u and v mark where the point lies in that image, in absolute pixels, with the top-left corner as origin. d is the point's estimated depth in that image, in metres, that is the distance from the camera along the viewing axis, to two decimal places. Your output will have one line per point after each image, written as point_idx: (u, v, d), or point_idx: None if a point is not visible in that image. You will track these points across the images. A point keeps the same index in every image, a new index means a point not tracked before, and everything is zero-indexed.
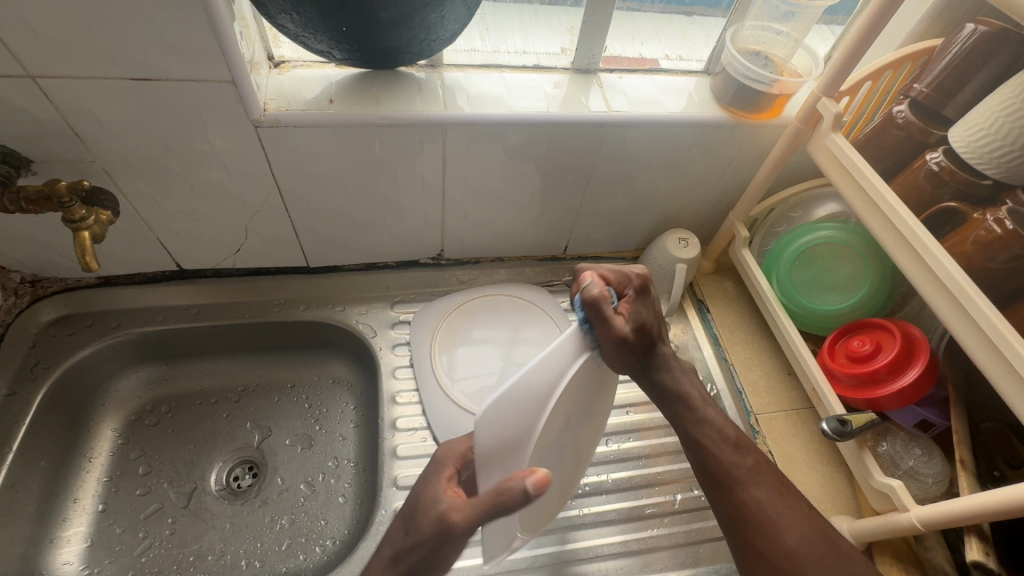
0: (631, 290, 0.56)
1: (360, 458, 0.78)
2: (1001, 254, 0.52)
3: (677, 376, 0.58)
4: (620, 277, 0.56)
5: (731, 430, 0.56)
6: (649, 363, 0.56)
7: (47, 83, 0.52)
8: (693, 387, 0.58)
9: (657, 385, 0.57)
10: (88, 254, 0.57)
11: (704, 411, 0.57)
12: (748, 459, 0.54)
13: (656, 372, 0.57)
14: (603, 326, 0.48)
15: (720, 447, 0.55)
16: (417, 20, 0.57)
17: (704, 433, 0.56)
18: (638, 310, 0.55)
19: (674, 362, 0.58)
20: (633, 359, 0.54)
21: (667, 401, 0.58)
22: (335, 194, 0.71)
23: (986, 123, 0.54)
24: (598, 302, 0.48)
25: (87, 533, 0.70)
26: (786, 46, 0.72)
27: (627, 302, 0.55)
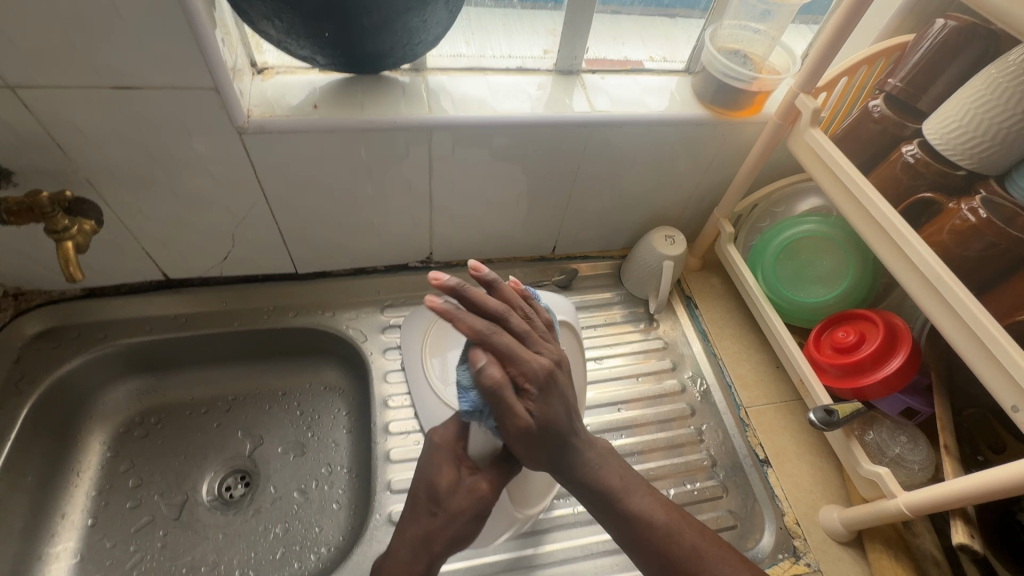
0: (535, 382, 0.49)
1: (353, 464, 0.78)
2: (977, 243, 0.53)
3: (597, 466, 0.54)
4: (529, 353, 0.50)
5: (662, 517, 0.53)
6: (565, 461, 0.53)
7: (27, 94, 0.52)
8: (612, 473, 0.55)
9: (580, 482, 0.54)
10: (72, 264, 0.56)
11: (636, 502, 0.54)
12: (681, 539, 0.52)
13: (568, 461, 0.53)
14: (509, 418, 0.48)
15: (660, 536, 0.52)
16: (400, 24, 0.58)
17: (637, 520, 0.53)
18: (545, 406, 0.50)
19: (589, 449, 0.54)
20: (543, 452, 0.52)
21: (597, 499, 0.54)
22: (322, 199, 0.71)
23: (958, 116, 0.56)
24: (497, 389, 0.47)
25: (76, 548, 0.69)
26: (764, 44, 0.73)
27: (529, 399, 0.49)
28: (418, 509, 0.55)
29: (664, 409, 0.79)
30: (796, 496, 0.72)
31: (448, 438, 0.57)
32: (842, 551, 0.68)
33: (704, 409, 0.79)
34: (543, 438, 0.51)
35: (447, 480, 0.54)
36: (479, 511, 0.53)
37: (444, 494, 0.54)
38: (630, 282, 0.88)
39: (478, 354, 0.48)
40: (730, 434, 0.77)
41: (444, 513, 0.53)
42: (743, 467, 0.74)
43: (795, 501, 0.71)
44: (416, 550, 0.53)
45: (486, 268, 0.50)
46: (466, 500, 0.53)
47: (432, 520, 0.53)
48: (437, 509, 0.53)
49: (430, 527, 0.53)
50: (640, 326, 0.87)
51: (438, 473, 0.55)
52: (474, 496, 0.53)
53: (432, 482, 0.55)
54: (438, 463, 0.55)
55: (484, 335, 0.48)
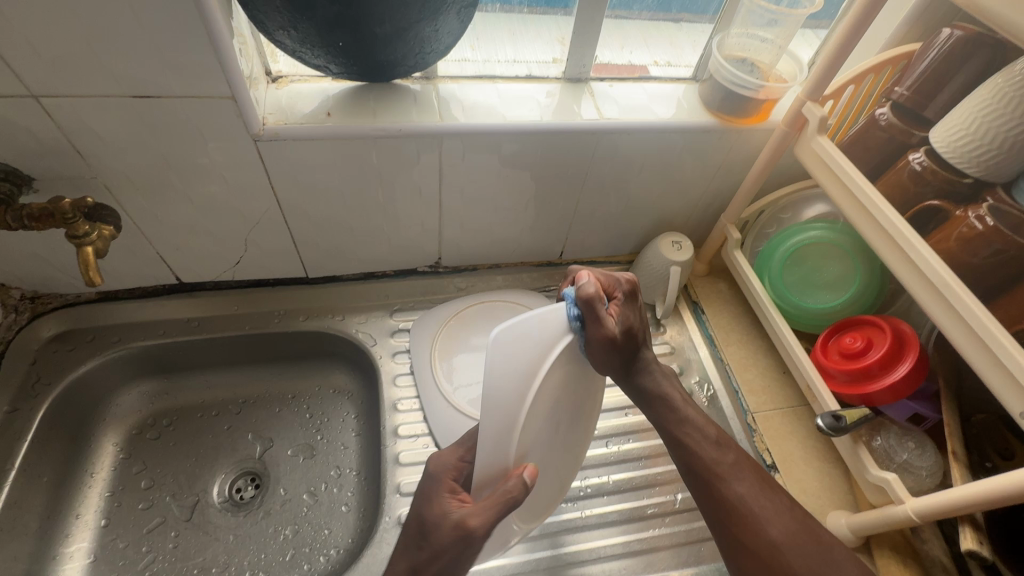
0: (623, 293, 0.58)
1: (362, 466, 0.79)
2: (984, 249, 0.54)
3: (661, 378, 0.60)
4: (611, 275, 0.59)
5: (713, 432, 0.57)
6: (633, 367, 0.59)
7: (50, 103, 0.53)
8: (674, 390, 0.60)
9: (638, 388, 0.60)
10: (92, 269, 0.57)
11: (685, 410, 0.58)
12: (724, 450, 0.56)
13: (637, 377, 0.59)
14: (593, 326, 0.51)
15: (703, 444, 0.56)
16: (412, 34, 0.59)
17: (685, 429, 0.57)
18: (626, 313, 0.57)
19: (652, 365, 0.60)
20: (620, 364, 0.57)
21: (651, 404, 0.60)
22: (333, 204, 0.72)
23: (965, 124, 0.56)
24: (592, 303, 0.51)
25: (89, 549, 0.70)
26: (772, 52, 0.74)
27: (617, 305, 0.57)
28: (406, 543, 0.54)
29: None
30: (803, 502, 0.72)
31: (443, 467, 0.57)
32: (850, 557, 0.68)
33: (711, 415, 0.80)
34: (626, 341, 0.57)
35: (435, 513, 0.52)
36: (462, 550, 0.50)
37: (429, 528, 0.52)
38: None
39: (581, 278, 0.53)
40: (737, 438, 0.77)
41: (429, 547, 0.51)
42: None
43: (802, 506, 0.72)
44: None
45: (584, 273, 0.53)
46: (449, 535, 0.50)
47: (417, 553, 0.52)
48: (423, 543, 0.52)
49: (416, 560, 0.52)
50: (647, 331, 0.88)
51: (428, 507, 0.53)
52: (458, 531, 0.50)
53: (421, 518, 0.53)
54: (430, 496, 0.54)
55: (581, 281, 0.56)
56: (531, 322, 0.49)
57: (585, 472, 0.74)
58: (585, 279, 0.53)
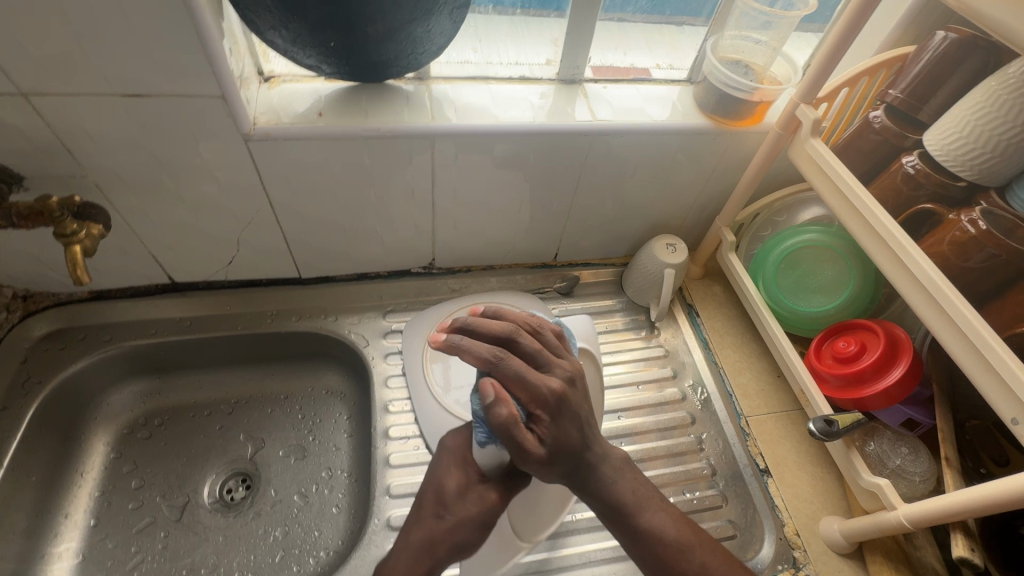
0: (547, 409, 0.52)
1: (353, 468, 0.78)
2: (977, 254, 0.53)
3: (612, 479, 0.56)
4: (539, 378, 0.52)
5: (674, 532, 0.55)
6: (583, 476, 0.55)
7: (40, 101, 0.53)
8: (627, 488, 0.56)
9: (598, 499, 0.56)
10: (79, 268, 0.57)
11: (644, 518, 0.55)
12: (692, 553, 0.54)
13: (592, 484, 0.56)
14: (519, 454, 0.51)
15: (666, 550, 0.54)
16: (404, 34, 0.58)
17: (648, 537, 0.55)
18: (559, 431, 0.53)
19: (604, 466, 0.56)
20: (563, 468, 0.54)
21: (608, 511, 0.56)
22: (325, 205, 0.71)
23: (959, 127, 0.56)
24: (506, 428, 0.49)
25: (78, 548, 0.69)
26: (766, 54, 0.74)
27: (542, 427, 0.52)
28: (421, 514, 0.57)
29: (665, 417, 0.79)
30: (796, 507, 0.71)
31: (459, 443, 0.60)
32: (842, 562, 0.67)
33: (704, 418, 0.79)
34: (560, 458, 0.54)
35: (455, 484, 0.57)
36: (486, 518, 0.56)
37: (454, 499, 0.56)
38: (632, 289, 0.89)
39: (489, 397, 0.49)
40: (730, 443, 0.77)
41: (451, 517, 0.55)
42: (743, 476, 0.74)
43: (795, 511, 0.71)
44: (418, 553, 0.54)
45: (443, 336, 0.53)
46: (474, 508, 0.56)
47: (438, 522, 0.56)
48: (444, 513, 0.56)
49: (435, 530, 0.55)
50: (641, 333, 0.87)
51: (447, 477, 0.57)
52: (482, 503, 0.56)
53: (442, 486, 0.57)
54: (448, 466, 0.59)
55: (494, 363, 0.51)
56: (511, 346, 0.53)
57: None
58: (491, 397, 0.49)
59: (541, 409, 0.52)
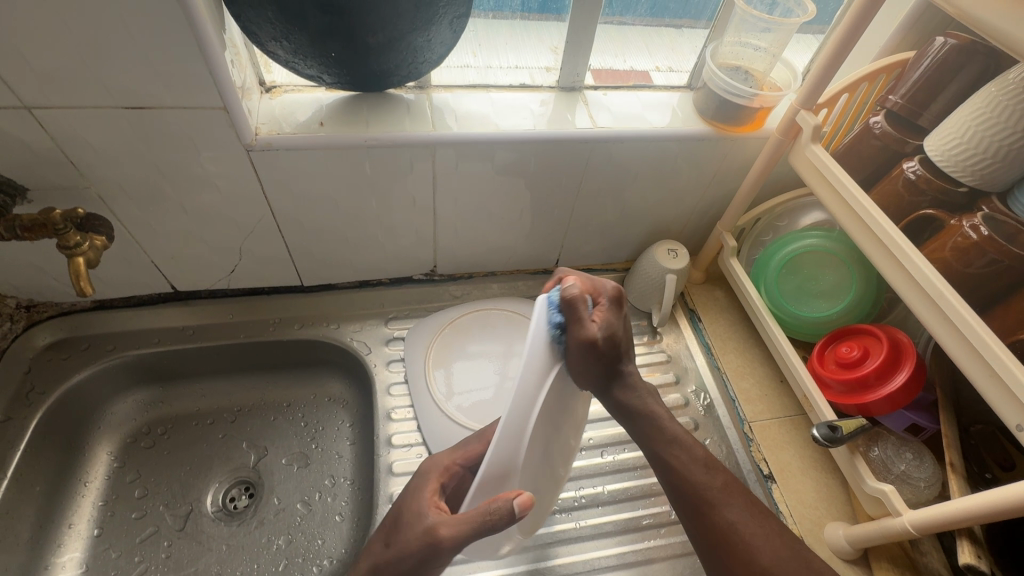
0: (607, 299, 0.57)
1: (356, 476, 0.78)
2: (978, 259, 0.53)
3: (644, 395, 0.59)
4: (598, 283, 0.57)
5: (701, 454, 0.56)
6: (615, 381, 0.57)
7: (43, 114, 0.54)
8: (660, 408, 0.59)
9: (616, 400, 0.58)
10: (82, 279, 0.57)
11: (670, 427, 0.58)
12: (715, 476, 0.55)
13: (618, 392, 0.58)
14: (575, 326, 0.49)
15: (691, 467, 0.55)
16: (404, 44, 0.59)
17: (674, 448, 0.57)
18: (612, 319, 0.55)
19: (637, 379, 0.59)
20: (600, 374, 0.55)
21: (631, 417, 0.58)
22: (327, 214, 0.72)
23: (959, 133, 0.56)
24: (574, 302, 0.50)
25: (82, 559, 0.69)
26: (765, 60, 0.74)
27: (602, 309, 0.55)
28: (375, 545, 0.57)
29: None
30: (800, 513, 0.71)
31: (436, 470, 0.61)
32: (847, 568, 0.67)
33: (707, 424, 0.79)
34: (610, 347, 0.54)
35: (409, 512, 0.55)
36: (425, 557, 0.51)
37: (399, 529, 0.54)
38: (633, 294, 0.89)
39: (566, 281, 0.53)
40: (734, 449, 0.77)
41: (392, 548, 0.53)
42: (747, 482, 0.74)
43: (800, 517, 0.71)
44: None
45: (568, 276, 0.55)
46: (416, 540, 0.51)
47: (384, 551, 0.54)
48: (389, 542, 0.55)
49: (379, 558, 0.54)
50: (643, 339, 0.87)
51: (409, 503, 0.56)
52: (425, 536, 0.51)
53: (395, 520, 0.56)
54: (414, 495, 0.58)
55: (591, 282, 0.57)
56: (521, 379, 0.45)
57: (579, 483, 0.73)
58: (569, 283, 0.53)
59: (601, 297, 0.56)
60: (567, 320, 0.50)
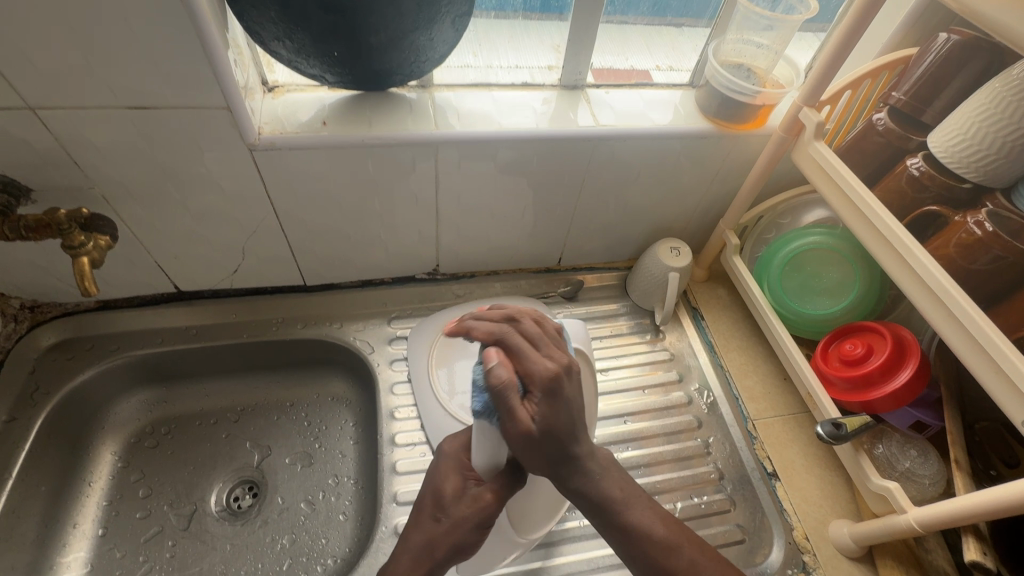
0: (541, 385, 0.49)
1: (360, 475, 0.78)
2: (983, 256, 0.53)
3: (601, 477, 0.51)
4: (537, 355, 0.50)
5: (661, 531, 0.50)
6: (568, 469, 0.50)
7: (47, 114, 0.54)
8: (614, 484, 0.52)
9: (579, 492, 0.51)
10: (86, 279, 0.57)
11: (635, 514, 0.51)
12: (682, 554, 0.49)
13: (578, 479, 0.51)
14: (510, 421, 0.47)
15: (654, 549, 0.50)
16: (407, 43, 0.59)
17: (633, 535, 0.50)
18: (550, 412, 0.49)
19: (592, 459, 0.51)
20: (545, 460, 0.50)
21: (596, 510, 0.51)
22: (330, 214, 0.72)
23: (963, 129, 0.56)
24: (503, 389, 0.47)
25: (87, 558, 0.70)
26: (767, 58, 0.74)
27: (533, 402, 0.48)
28: (421, 518, 0.54)
29: (672, 421, 0.79)
30: (804, 511, 0.71)
31: (456, 447, 0.57)
32: (851, 566, 0.67)
33: (711, 422, 0.79)
34: (548, 442, 0.49)
35: (452, 488, 0.54)
36: (483, 521, 0.52)
37: (447, 503, 0.53)
38: (636, 292, 0.89)
39: (491, 352, 0.49)
40: (737, 447, 0.76)
41: (448, 519, 0.52)
42: (750, 480, 0.74)
43: (804, 515, 0.71)
44: (418, 556, 0.52)
45: (497, 355, 0.49)
46: (470, 508, 0.52)
47: (435, 527, 0.53)
48: (441, 515, 0.53)
49: (434, 532, 0.52)
50: (646, 337, 0.87)
51: (445, 479, 0.54)
52: (477, 505, 0.52)
53: (437, 491, 0.54)
54: (446, 470, 0.55)
55: (502, 337, 0.52)
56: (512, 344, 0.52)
57: None
58: (497, 359, 0.49)
59: (535, 385, 0.49)
60: (500, 410, 0.48)
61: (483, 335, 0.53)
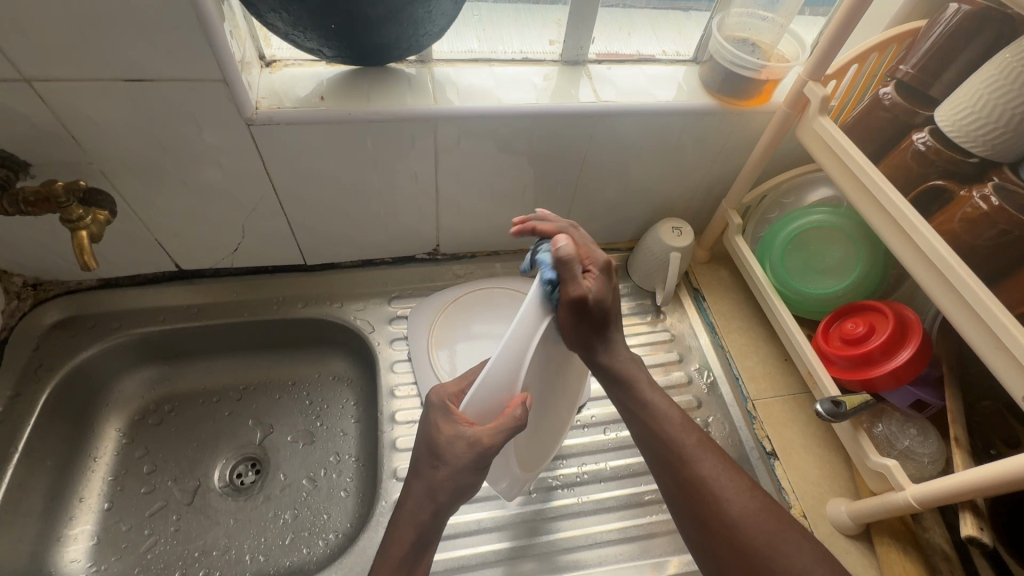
0: (595, 263, 0.55)
1: (361, 453, 0.79)
2: (988, 231, 0.53)
3: (625, 356, 0.58)
4: (591, 246, 0.56)
5: (675, 415, 0.57)
6: (597, 339, 0.55)
7: (43, 87, 0.53)
8: (639, 370, 0.58)
9: (603, 365, 0.57)
10: (87, 253, 0.57)
11: (650, 396, 0.57)
12: (687, 437, 0.55)
13: (603, 345, 0.56)
14: (569, 283, 0.49)
15: (664, 428, 0.56)
16: (405, 16, 0.58)
17: (649, 412, 0.57)
18: (601, 284, 0.53)
19: (618, 333, 0.57)
20: (589, 329, 0.54)
21: (619, 384, 0.58)
22: (330, 191, 0.72)
23: (971, 102, 0.55)
24: (570, 261, 0.49)
25: (93, 531, 0.71)
26: (773, 32, 0.73)
27: (590, 277, 0.53)
28: (420, 467, 0.55)
29: None
30: (803, 489, 0.71)
31: (445, 395, 0.56)
32: (848, 543, 0.67)
33: (710, 402, 0.79)
34: (593, 311, 0.52)
35: (444, 435, 0.52)
36: (480, 463, 0.52)
37: (442, 448, 0.52)
38: (637, 273, 0.88)
39: (560, 236, 0.52)
40: (736, 427, 0.77)
41: (447, 466, 0.52)
42: (749, 460, 0.74)
43: (802, 494, 0.71)
44: (421, 501, 0.55)
45: (565, 240, 0.51)
46: (464, 452, 0.51)
47: (434, 472, 0.53)
48: (439, 463, 0.53)
49: (434, 480, 0.54)
50: (647, 318, 0.87)
51: (436, 429, 0.53)
52: (475, 449, 0.50)
53: (431, 438, 0.53)
54: (436, 419, 0.54)
55: (572, 234, 0.59)
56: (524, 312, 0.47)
57: (582, 459, 0.74)
58: (565, 241, 0.51)
59: (593, 266, 0.55)
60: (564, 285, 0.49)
61: (551, 230, 0.58)
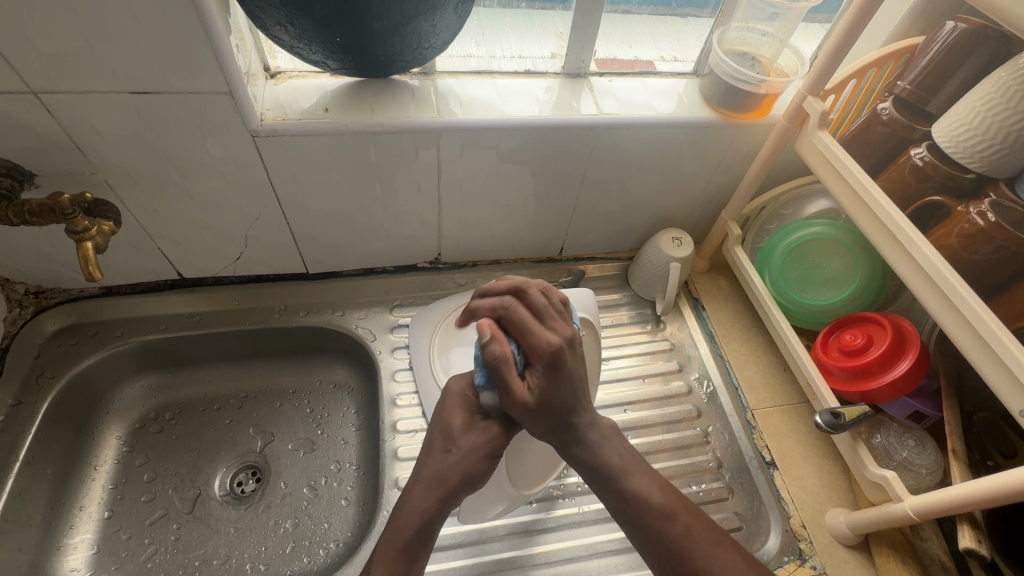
0: (541, 360, 0.53)
1: (362, 461, 0.79)
2: (984, 246, 0.53)
3: (599, 444, 0.55)
4: (541, 330, 0.54)
5: (659, 497, 0.53)
6: (569, 436, 0.55)
7: (49, 99, 0.54)
8: (614, 453, 0.55)
9: (580, 460, 0.55)
10: (91, 264, 0.57)
11: (631, 481, 0.54)
12: (676, 521, 0.52)
13: (579, 449, 0.55)
14: (505, 393, 0.52)
15: (650, 515, 0.52)
16: (409, 29, 0.58)
17: (633, 501, 0.53)
18: (547, 385, 0.53)
19: (592, 430, 0.56)
20: (550, 427, 0.55)
21: (603, 483, 0.55)
22: (333, 201, 0.72)
23: (968, 119, 0.56)
24: (499, 362, 0.51)
25: (93, 540, 0.71)
26: (772, 46, 0.74)
27: (534, 376, 0.53)
28: (429, 451, 0.56)
29: (671, 411, 0.79)
30: (802, 499, 0.72)
31: (462, 385, 0.59)
32: (848, 554, 0.68)
33: (710, 411, 0.79)
34: (547, 411, 0.54)
35: (462, 421, 0.56)
36: (491, 451, 0.55)
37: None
38: (637, 282, 0.89)
39: (485, 326, 0.52)
40: (736, 436, 0.77)
41: (458, 450, 0.55)
42: (749, 469, 0.74)
43: (801, 503, 0.71)
44: (430, 485, 0.54)
45: (489, 327, 0.52)
46: (479, 440, 0.55)
47: (445, 457, 0.55)
48: (451, 446, 0.55)
49: (445, 463, 0.55)
50: (647, 327, 0.87)
51: (453, 415, 0.56)
52: (489, 436, 0.55)
53: (447, 422, 0.56)
54: (452, 406, 0.57)
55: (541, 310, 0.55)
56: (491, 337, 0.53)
57: None
58: (489, 332, 0.52)
59: (537, 359, 0.53)
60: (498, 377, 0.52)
61: (487, 314, 0.56)
